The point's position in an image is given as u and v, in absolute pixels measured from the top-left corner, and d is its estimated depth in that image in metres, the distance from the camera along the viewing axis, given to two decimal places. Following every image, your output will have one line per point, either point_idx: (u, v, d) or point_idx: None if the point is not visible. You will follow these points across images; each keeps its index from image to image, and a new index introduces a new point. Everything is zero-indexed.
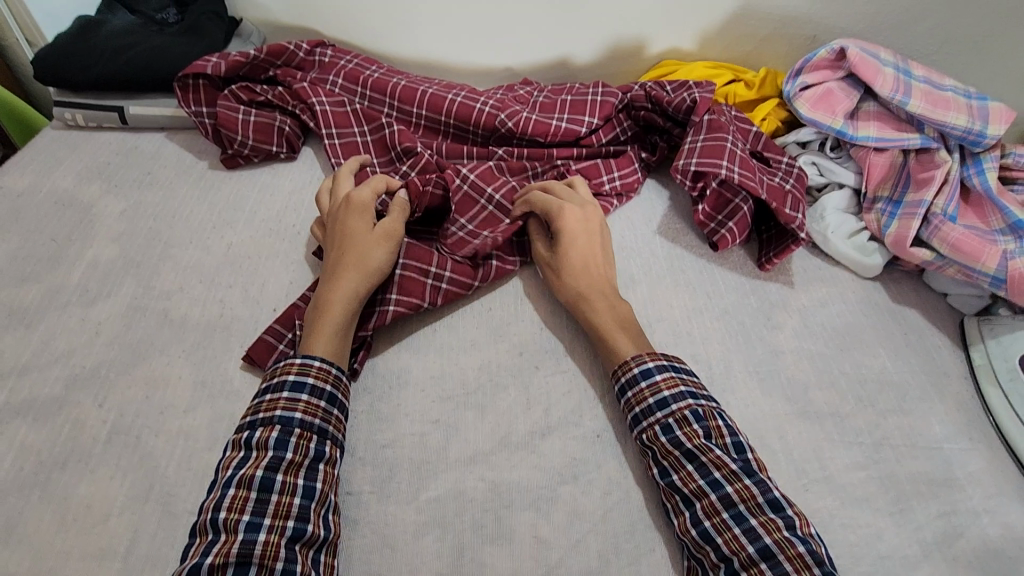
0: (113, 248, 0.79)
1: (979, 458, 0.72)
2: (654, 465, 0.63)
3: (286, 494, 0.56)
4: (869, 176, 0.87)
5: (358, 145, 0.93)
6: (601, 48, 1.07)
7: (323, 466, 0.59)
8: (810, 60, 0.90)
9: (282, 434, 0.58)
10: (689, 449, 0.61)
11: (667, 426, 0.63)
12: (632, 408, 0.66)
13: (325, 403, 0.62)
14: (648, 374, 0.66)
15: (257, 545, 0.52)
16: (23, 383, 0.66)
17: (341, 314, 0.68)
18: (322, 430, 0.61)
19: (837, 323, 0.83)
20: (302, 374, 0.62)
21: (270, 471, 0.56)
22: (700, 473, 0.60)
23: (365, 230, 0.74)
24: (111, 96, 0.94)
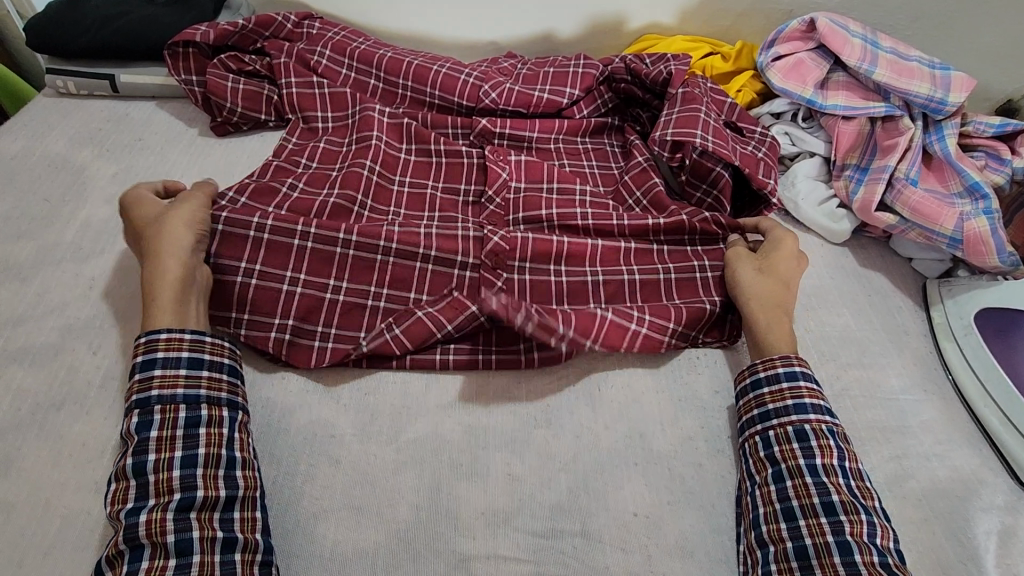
0: (105, 209, 0.82)
1: (933, 407, 0.76)
2: (766, 469, 0.63)
3: (163, 470, 0.55)
4: (838, 144, 0.90)
5: (318, 129, 0.93)
6: (584, 23, 1.09)
7: (202, 430, 0.58)
8: (783, 31, 0.93)
9: (142, 416, 0.57)
10: (818, 465, 0.61)
11: (799, 429, 0.64)
12: (763, 403, 0.66)
13: (184, 369, 0.60)
14: (792, 376, 0.66)
15: (139, 526, 0.52)
16: (18, 333, 0.68)
17: (164, 284, 0.64)
18: (189, 398, 0.59)
19: (803, 284, 0.87)
20: (150, 352, 0.60)
21: (139, 454, 0.55)
22: (817, 487, 0.60)
23: (149, 213, 0.71)
24: (102, 64, 0.96)
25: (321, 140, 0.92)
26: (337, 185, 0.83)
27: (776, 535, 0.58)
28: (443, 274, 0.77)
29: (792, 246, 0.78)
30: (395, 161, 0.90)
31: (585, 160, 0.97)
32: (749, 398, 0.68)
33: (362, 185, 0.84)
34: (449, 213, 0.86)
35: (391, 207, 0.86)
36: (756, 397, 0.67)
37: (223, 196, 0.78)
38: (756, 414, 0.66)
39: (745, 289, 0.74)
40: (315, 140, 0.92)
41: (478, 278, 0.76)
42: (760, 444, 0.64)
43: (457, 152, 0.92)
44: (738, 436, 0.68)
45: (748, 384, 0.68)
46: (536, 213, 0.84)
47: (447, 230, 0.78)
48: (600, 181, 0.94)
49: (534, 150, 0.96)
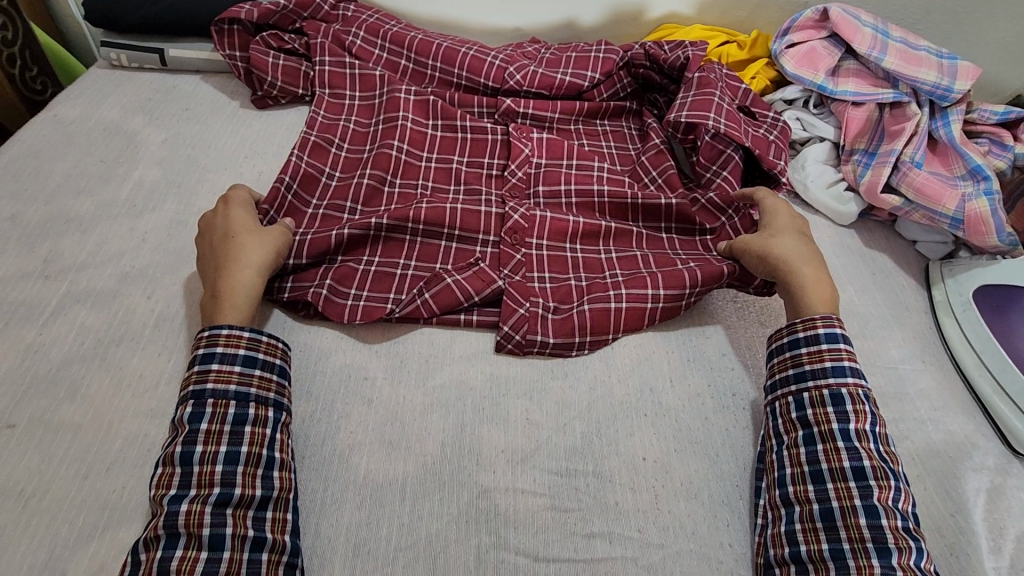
0: (156, 170, 0.88)
1: (931, 377, 0.80)
2: (799, 428, 0.65)
3: (207, 464, 0.58)
4: (847, 129, 0.94)
5: (344, 105, 0.98)
6: (604, 12, 1.14)
7: (248, 429, 0.60)
8: (796, 21, 0.97)
9: (195, 408, 0.60)
10: (852, 430, 0.63)
11: (835, 393, 0.65)
12: (800, 363, 0.68)
13: (239, 367, 0.63)
14: (832, 339, 0.68)
15: (180, 515, 0.55)
16: (79, 278, 0.75)
17: (241, 293, 0.68)
18: (240, 395, 0.62)
19: None
20: (210, 346, 0.63)
21: (189, 445, 0.58)
22: (849, 452, 0.62)
23: (240, 223, 0.74)
24: (151, 39, 1.02)
25: (346, 120, 0.97)
26: (370, 164, 0.90)
27: (802, 495, 0.61)
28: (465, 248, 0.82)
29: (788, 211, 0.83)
30: (423, 137, 0.95)
31: (604, 141, 1.01)
32: (785, 356, 0.70)
33: (393, 167, 0.90)
34: (473, 190, 0.91)
35: (420, 181, 0.91)
36: (793, 356, 0.69)
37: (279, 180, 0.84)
38: (792, 375, 0.68)
39: (776, 254, 0.75)
40: (342, 117, 0.97)
41: (499, 254, 0.81)
42: (793, 405, 0.66)
43: (483, 129, 0.97)
44: (767, 395, 0.70)
45: (785, 343, 0.70)
46: (556, 195, 0.90)
47: (472, 207, 0.84)
48: (617, 159, 0.99)
49: (555, 130, 1.01)
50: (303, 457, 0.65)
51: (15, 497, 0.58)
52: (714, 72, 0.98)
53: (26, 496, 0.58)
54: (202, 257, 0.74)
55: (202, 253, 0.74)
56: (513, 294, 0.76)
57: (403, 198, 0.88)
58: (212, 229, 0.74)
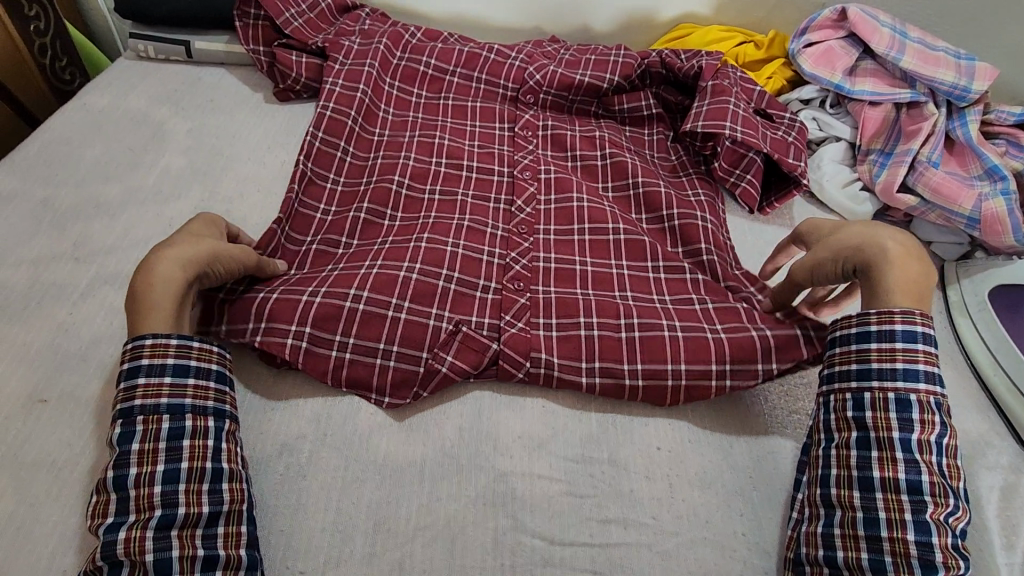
0: (182, 159, 0.90)
1: (945, 376, 0.80)
2: (853, 429, 0.61)
3: (143, 485, 0.55)
4: (864, 128, 0.95)
5: (346, 128, 0.94)
6: (621, 14, 1.16)
7: (185, 443, 0.58)
8: (814, 21, 0.98)
9: (123, 428, 0.57)
10: (915, 441, 0.59)
11: (902, 398, 0.60)
12: (866, 359, 0.62)
13: (168, 376, 0.60)
14: (909, 337, 0.61)
15: (118, 543, 0.53)
16: (107, 260, 0.76)
17: (163, 286, 0.63)
18: (175, 408, 0.59)
19: None
20: (134, 359, 0.59)
21: (122, 469, 0.56)
22: (906, 464, 0.58)
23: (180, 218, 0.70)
24: (177, 32, 1.04)
25: (343, 148, 0.92)
26: (376, 172, 0.91)
27: (847, 500, 0.59)
28: (477, 232, 0.83)
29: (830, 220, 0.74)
30: (426, 173, 0.92)
31: (622, 143, 1.02)
32: (856, 351, 0.63)
33: (400, 171, 0.91)
34: (482, 192, 0.91)
35: (421, 216, 0.87)
36: (859, 351, 0.63)
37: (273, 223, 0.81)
38: (854, 372, 0.63)
39: (848, 248, 0.67)
40: (337, 145, 0.92)
41: (502, 299, 0.75)
42: (850, 404, 0.62)
43: (489, 172, 0.95)
44: (823, 383, 0.66)
45: (852, 334, 0.64)
46: (567, 193, 0.90)
47: (477, 228, 0.84)
48: (639, 173, 0.95)
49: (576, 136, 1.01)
50: (324, 437, 0.66)
51: (45, 469, 0.60)
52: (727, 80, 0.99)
53: (56, 466, 0.60)
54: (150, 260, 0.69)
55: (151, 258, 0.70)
56: (510, 355, 0.70)
57: (401, 235, 0.84)
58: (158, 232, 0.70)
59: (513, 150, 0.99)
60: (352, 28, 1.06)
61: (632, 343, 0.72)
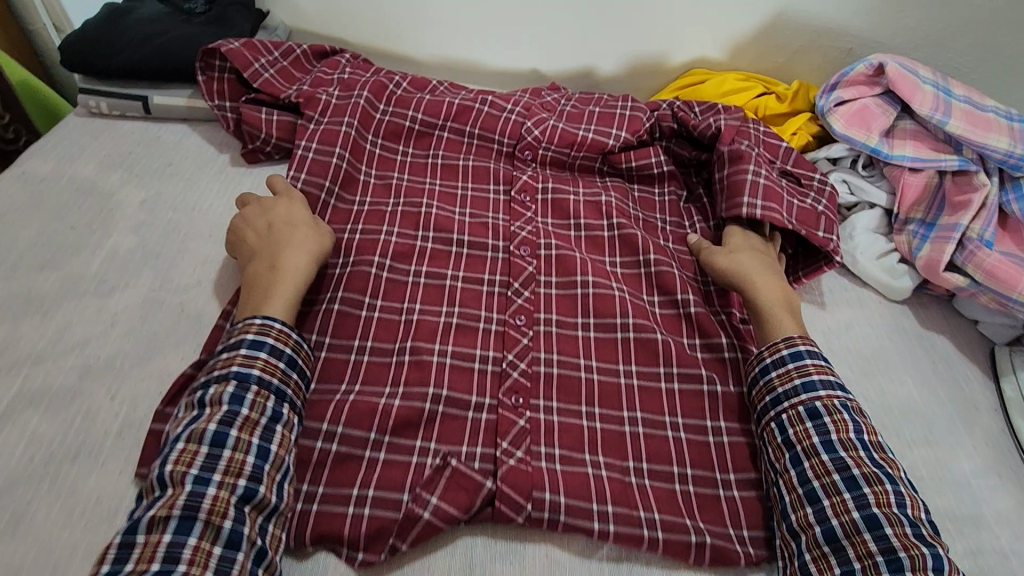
0: (132, 238, 0.79)
1: (1008, 497, 0.70)
2: (783, 453, 0.64)
3: (240, 451, 0.57)
4: (902, 196, 0.85)
5: (320, 201, 0.85)
6: (627, 60, 1.05)
7: (280, 428, 0.60)
8: (846, 75, 0.87)
9: (238, 389, 0.60)
10: (833, 440, 0.63)
11: (811, 408, 0.65)
12: (773, 388, 0.68)
13: (284, 365, 0.63)
14: (797, 356, 0.69)
15: (206, 498, 0.54)
16: (35, 373, 0.65)
17: (295, 279, 0.71)
18: (280, 392, 0.62)
19: (861, 347, 0.83)
20: (261, 334, 0.63)
21: (223, 426, 0.58)
22: (834, 463, 0.61)
23: (298, 214, 0.77)
24: (134, 85, 0.93)
25: None
26: (353, 251, 0.82)
27: (805, 522, 0.59)
28: (466, 328, 0.76)
29: (744, 231, 0.84)
30: (411, 250, 0.83)
31: (629, 203, 0.93)
32: (757, 381, 0.70)
33: (380, 250, 0.82)
34: (474, 272, 0.82)
35: (405, 304, 0.78)
36: (765, 382, 0.69)
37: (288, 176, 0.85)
38: (767, 401, 0.68)
39: (729, 268, 0.79)
40: None
41: (498, 421, 0.67)
42: (776, 429, 0.66)
43: (482, 246, 0.85)
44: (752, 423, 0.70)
45: (757, 373, 0.70)
46: (569, 278, 0.82)
47: (469, 321, 0.77)
48: (651, 249, 0.86)
49: (581, 202, 0.91)
50: None
51: None
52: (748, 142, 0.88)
53: None
54: (257, 238, 0.75)
55: (254, 236, 0.75)
56: (509, 496, 0.61)
57: (382, 330, 0.75)
58: (269, 216, 0.77)
59: (509, 219, 0.89)
60: (330, 76, 0.96)
61: (642, 490, 0.65)
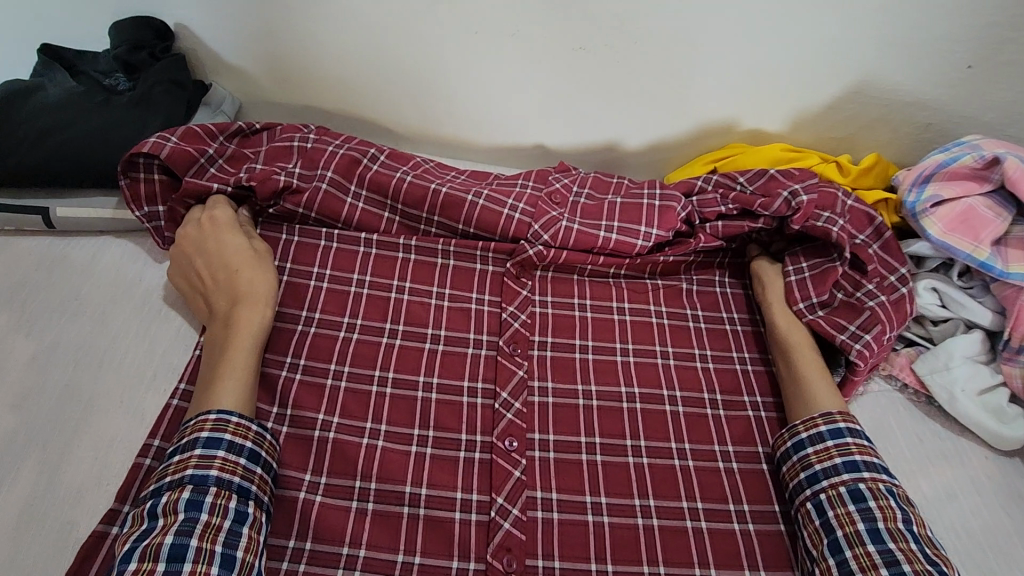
0: (14, 419, 0.60)
1: None
2: (822, 541, 0.58)
3: (201, 563, 0.50)
4: (1016, 322, 0.67)
5: None
6: (655, 132, 0.86)
7: (246, 530, 0.53)
8: (946, 166, 0.68)
9: (194, 495, 0.52)
10: (881, 529, 0.57)
11: (854, 490, 0.59)
12: (810, 465, 0.62)
13: (245, 460, 0.56)
14: (837, 434, 0.63)
15: None
16: None
17: (251, 338, 0.62)
18: (243, 490, 0.54)
19: (970, 526, 0.64)
20: (217, 431, 0.56)
21: (181, 537, 0.51)
22: (882, 556, 0.55)
23: (242, 252, 0.68)
24: (35, 192, 0.74)
25: None
26: (304, 350, 0.68)
27: None
28: (443, 459, 0.63)
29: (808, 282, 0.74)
30: (374, 350, 0.69)
31: (647, 273, 0.79)
32: (790, 453, 0.64)
33: (337, 356, 0.68)
34: (451, 377, 0.68)
35: (369, 420, 0.64)
36: (800, 460, 0.63)
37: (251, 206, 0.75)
38: (803, 479, 0.62)
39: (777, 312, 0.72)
40: None
41: None
42: (813, 512, 0.60)
43: (461, 339, 0.71)
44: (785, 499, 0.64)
45: (790, 447, 0.64)
46: (568, 385, 0.69)
47: (446, 453, 0.63)
48: (668, 337, 0.75)
49: (587, 283, 0.78)
50: None
51: None
52: (829, 216, 0.72)
53: None
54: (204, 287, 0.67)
55: (200, 284, 0.67)
56: None
57: (338, 458, 0.62)
58: (213, 257, 0.67)
59: (502, 302, 0.75)
60: (289, 142, 0.78)
61: None
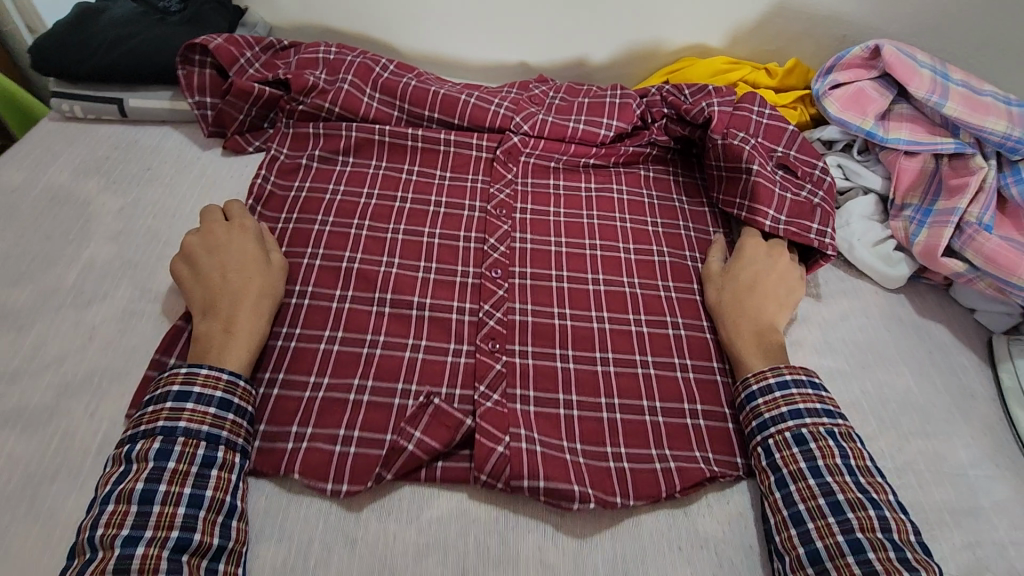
0: (111, 247, 0.77)
1: (1006, 486, 0.70)
2: (768, 477, 0.63)
3: (169, 504, 0.55)
4: (898, 181, 0.83)
5: (300, 168, 0.88)
6: (618, 49, 1.03)
7: (214, 472, 0.57)
8: (842, 58, 0.86)
9: (164, 444, 0.57)
10: (818, 464, 0.62)
11: (797, 433, 0.64)
12: (759, 414, 0.67)
13: (215, 409, 0.60)
14: (784, 385, 0.67)
15: (134, 559, 0.52)
16: (13, 389, 0.64)
17: (249, 345, 0.66)
18: (211, 436, 0.59)
19: (858, 338, 0.81)
20: (187, 384, 0.60)
21: (151, 483, 0.55)
22: (820, 487, 0.61)
23: (254, 259, 0.71)
24: (110, 88, 0.91)
25: (298, 186, 0.87)
26: (333, 211, 0.85)
27: (788, 544, 0.59)
28: (443, 282, 0.79)
29: (756, 248, 0.81)
30: (389, 211, 0.86)
31: (612, 162, 0.95)
32: (745, 408, 0.69)
33: (358, 213, 0.84)
34: (450, 229, 0.85)
35: (385, 257, 0.81)
36: (750, 409, 0.68)
37: (287, 105, 0.91)
38: (754, 426, 0.67)
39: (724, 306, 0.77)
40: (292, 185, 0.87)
41: (475, 364, 0.71)
42: (761, 453, 0.65)
43: (458, 206, 0.88)
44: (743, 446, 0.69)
45: (743, 397, 0.69)
46: (544, 236, 0.86)
47: (445, 277, 0.80)
48: (626, 208, 0.91)
49: (562, 172, 0.94)
50: None
51: None
52: (743, 135, 0.87)
53: None
54: (206, 284, 0.69)
55: (205, 279, 0.69)
56: (487, 430, 0.65)
57: (364, 276, 0.78)
58: (226, 256, 0.71)
59: (490, 181, 0.91)
60: (315, 55, 0.94)
61: (611, 425, 0.69)
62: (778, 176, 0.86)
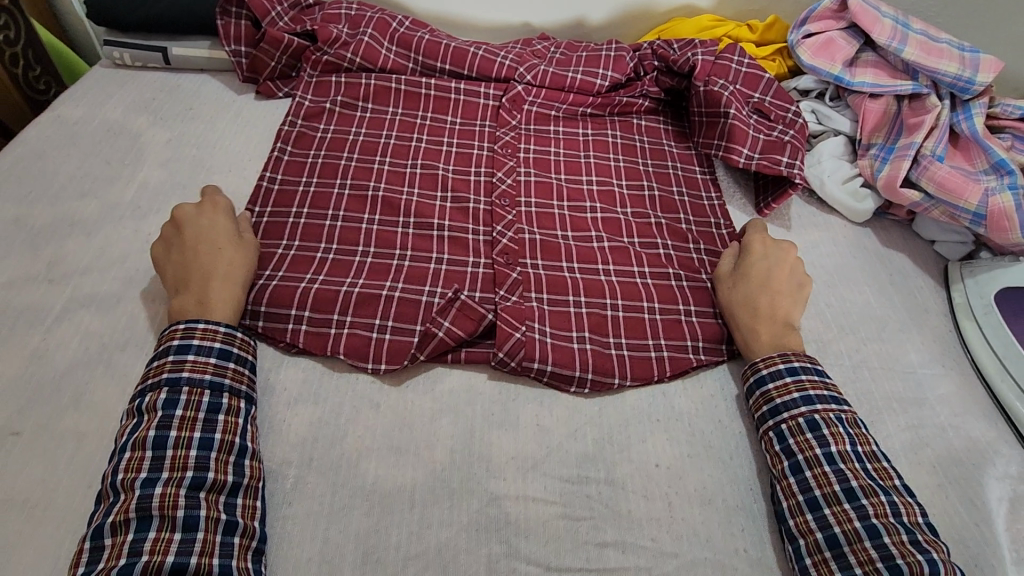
0: (161, 171, 0.87)
1: (949, 382, 0.79)
2: (783, 462, 0.65)
3: (181, 448, 0.59)
4: (864, 123, 0.93)
5: (325, 112, 0.97)
6: (613, 10, 1.12)
7: (220, 417, 0.62)
8: (814, 11, 0.96)
9: (171, 394, 0.61)
10: (831, 451, 0.64)
11: (810, 419, 0.66)
12: (771, 399, 0.69)
13: (216, 358, 0.65)
14: (794, 372, 0.69)
15: (155, 497, 0.56)
16: (85, 281, 0.74)
17: (227, 308, 0.69)
18: (215, 384, 0.63)
19: (825, 261, 0.90)
20: (186, 338, 0.65)
21: (162, 429, 0.59)
22: (835, 474, 0.62)
23: (225, 237, 0.74)
24: (155, 38, 1.01)
25: (323, 129, 0.95)
26: (357, 149, 0.93)
27: (804, 527, 0.61)
28: (457, 207, 0.89)
29: (762, 244, 0.82)
30: (407, 148, 0.95)
31: (607, 112, 1.04)
32: (755, 396, 0.71)
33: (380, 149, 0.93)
34: (462, 164, 0.94)
35: (405, 187, 0.90)
36: (761, 395, 0.69)
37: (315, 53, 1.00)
38: (765, 411, 0.69)
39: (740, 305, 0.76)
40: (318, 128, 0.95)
41: (495, 274, 0.81)
42: (774, 439, 0.67)
43: (468, 146, 0.97)
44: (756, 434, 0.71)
45: (752, 383, 0.71)
46: (545, 171, 0.95)
47: (458, 203, 0.89)
48: (620, 150, 0.99)
49: (562, 120, 1.02)
50: (311, 462, 0.65)
51: (15, 507, 0.58)
52: (723, 81, 0.97)
53: (28, 502, 0.58)
54: (180, 265, 0.72)
55: (178, 260, 0.72)
56: (507, 318, 0.74)
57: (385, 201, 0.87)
58: (197, 236, 0.73)
59: (496, 126, 0.99)
60: (338, 11, 1.03)
61: (615, 319, 0.78)
62: (753, 119, 0.96)
